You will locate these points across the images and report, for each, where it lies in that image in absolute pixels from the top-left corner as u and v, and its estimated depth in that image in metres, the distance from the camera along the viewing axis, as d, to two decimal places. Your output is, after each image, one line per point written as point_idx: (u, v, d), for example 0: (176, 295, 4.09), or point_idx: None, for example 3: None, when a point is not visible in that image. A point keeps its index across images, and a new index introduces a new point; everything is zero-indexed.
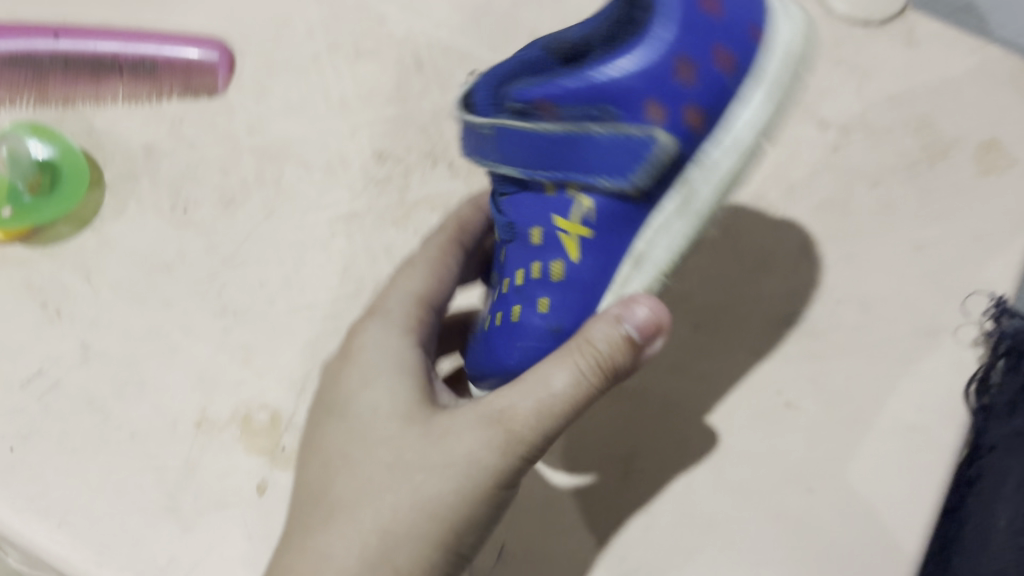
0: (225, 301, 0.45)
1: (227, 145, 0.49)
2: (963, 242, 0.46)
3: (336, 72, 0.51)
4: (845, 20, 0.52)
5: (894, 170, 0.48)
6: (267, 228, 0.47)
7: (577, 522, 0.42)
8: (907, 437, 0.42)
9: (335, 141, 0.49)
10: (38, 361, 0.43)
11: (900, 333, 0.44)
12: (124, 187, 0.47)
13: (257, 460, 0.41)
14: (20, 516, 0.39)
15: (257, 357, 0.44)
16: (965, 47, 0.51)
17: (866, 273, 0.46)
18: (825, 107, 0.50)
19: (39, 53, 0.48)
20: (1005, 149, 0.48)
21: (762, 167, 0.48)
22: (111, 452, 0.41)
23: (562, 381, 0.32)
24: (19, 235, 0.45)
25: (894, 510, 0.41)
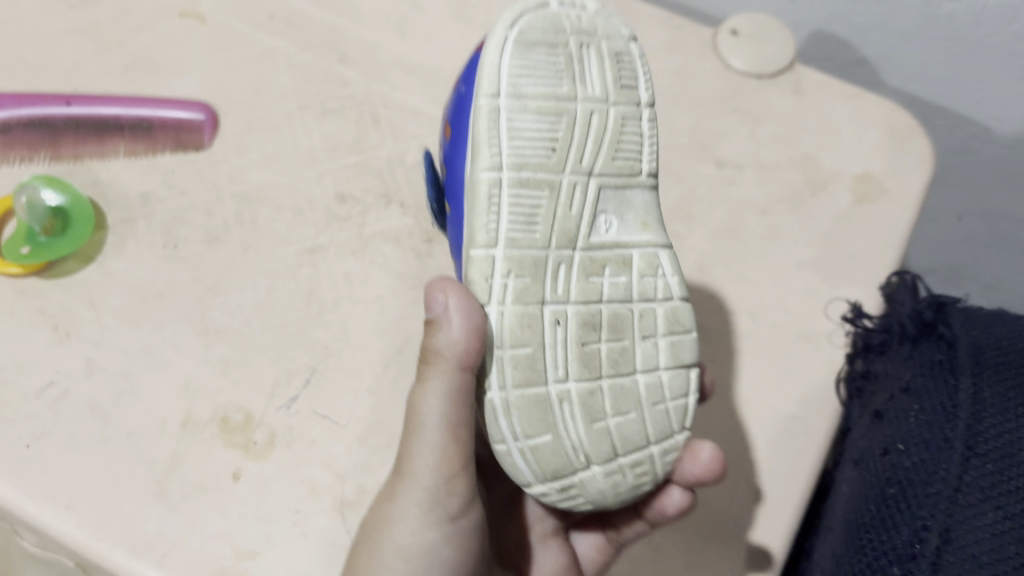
0: (207, 321, 0.53)
1: (212, 191, 0.57)
2: (838, 261, 0.54)
3: (305, 128, 0.59)
4: (742, 76, 0.60)
5: (779, 201, 0.56)
6: (245, 260, 0.55)
7: (493, 498, 0.48)
8: (786, 423, 0.49)
9: (303, 186, 0.57)
10: (49, 375, 0.51)
11: (783, 337, 0.52)
12: (123, 228, 0.56)
13: (233, 453, 0.49)
14: (34, 501, 0.47)
15: (233, 367, 0.52)
16: (843, 95, 0.59)
17: (753, 288, 0.53)
18: (723, 147, 0.58)
19: (53, 117, 0.58)
20: (876, 181, 0.56)
21: (667, 198, 0.56)
22: (110, 449, 0.49)
23: (434, 403, 0.37)
24: (35, 270, 0.54)
25: (774, 483, 0.48)
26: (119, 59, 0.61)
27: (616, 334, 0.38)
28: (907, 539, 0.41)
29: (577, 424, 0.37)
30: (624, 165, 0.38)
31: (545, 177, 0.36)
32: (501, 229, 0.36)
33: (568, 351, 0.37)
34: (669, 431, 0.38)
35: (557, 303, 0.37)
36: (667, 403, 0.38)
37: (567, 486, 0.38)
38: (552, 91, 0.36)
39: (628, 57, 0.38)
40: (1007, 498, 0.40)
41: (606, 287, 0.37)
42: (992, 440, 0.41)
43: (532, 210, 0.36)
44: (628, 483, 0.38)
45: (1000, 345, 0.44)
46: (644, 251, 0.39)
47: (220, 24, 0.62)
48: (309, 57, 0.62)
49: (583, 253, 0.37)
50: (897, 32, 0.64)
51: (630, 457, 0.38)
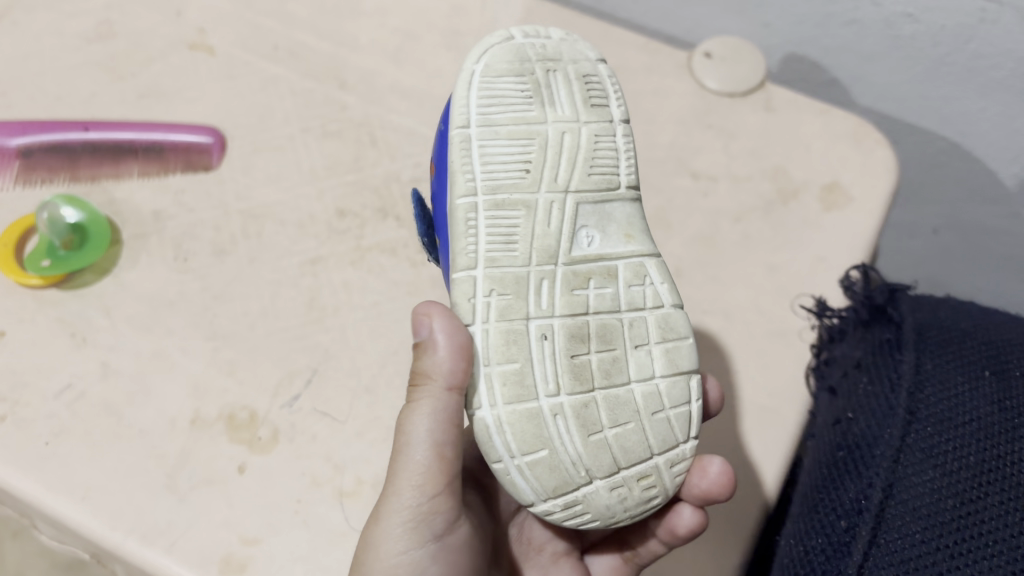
0: (215, 327, 0.56)
1: (219, 208, 0.61)
2: (807, 264, 0.57)
3: (306, 149, 0.63)
4: (715, 95, 0.64)
5: (751, 209, 0.60)
6: (250, 270, 0.59)
7: None
8: (758, 414, 0.52)
9: (305, 203, 0.61)
10: (67, 378, 0.54)
11: (755, 334, 0.55)
12: (137, 243, 0.59)
13: (239, 448, 0.52)
14: (52, 493, 0.50)
15: (239, 368, 0.55)
16: (811, 111, 0.63)
17: (727, 289, 0.57)
18: (698, 161, 0.61)
19: (72, 142, 0.62)
20: (843, 189, 0.60)
21: (645, 209, 0.60)
22: (123, 445, 0.52)
23: (422, 425, 0.38)
24: (54, 282, 0.57)
25: (749, 470, 0.50)
26: (133, 88, 0.65)
27: (607, 344, 0.39)
28: (853, 496, 0.42)
29: (573, 437, 0.37)
30: (601, 179, 0.40)
31: (523, 197, 0.38)
32: (483, 250, 0.38)
33: (560, 364, 0.37)
34: (671, 440, 0.39)
35: (544, 318, 0.38)
36: (666, 411, 0.39)
37: (571, 505, 0.38)
38: (520, 116, 0.39)
39: (595, 77, 0.42)
40: (946, 456, 0.41)
41: (591, 298, 0.39)
42: (933, 405, 0.43)
43: (510, 231, 0.38)
44: (635, 497, 0.38)
45: (944, 325, 0.47)
46: (629, 262, 0.40)
47: (227, 55, 0.67)
48: (310, 84, 0.66)
49: (566, 268, 0.39)
50: (863, 53, 0.68)
51: (633, 470, 0.38)
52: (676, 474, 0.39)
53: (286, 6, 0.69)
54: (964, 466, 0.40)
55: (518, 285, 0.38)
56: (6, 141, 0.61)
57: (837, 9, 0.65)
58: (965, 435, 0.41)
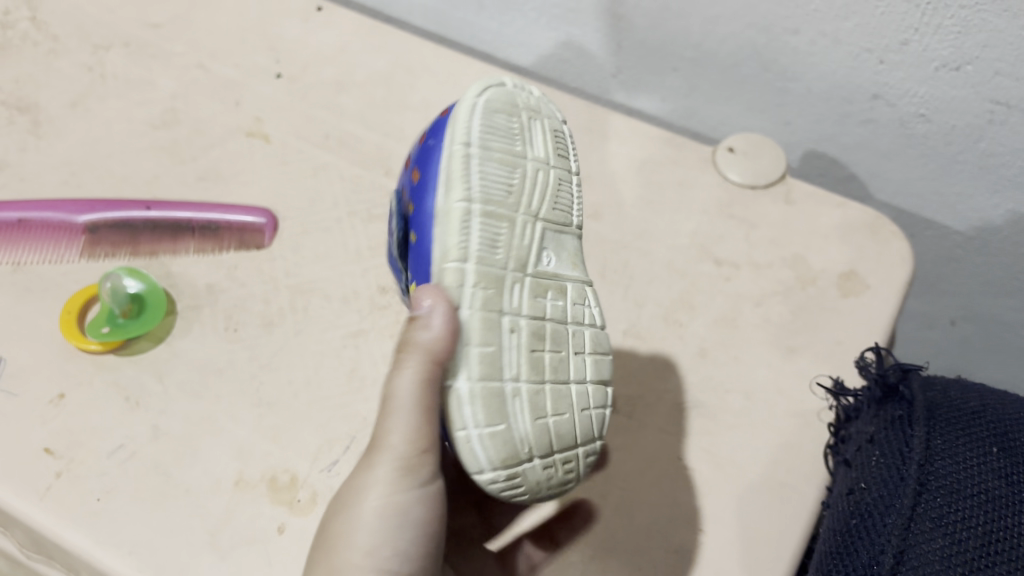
0: (260, 395, 0.59)
1: (269, 283, 0.65)
2: (825, 347, 0.60)
3: (352, 230, 0.67)
4: (738, 187, 0.68)
5: (772, 294, 0.63)
6: (297, 342, 0.62)
7: None
8: (779, 491, 0.54)
9: (349, 280, 0.65)
10: (120, 438, 0.57)
11: (775, 413, 0.57)
12: (191, 314, 0.63)
13: (279, 508, 0.55)
14: (100, 547, 0.53)
15: (283, 433, 0.58)
16: (830, 205, 0.67)
17: (749, 370, 0.59)
18: (720, 248, 0.65)
19: (134, 219, 0.66)
20: (860, 278, 0.63)
21: (671, 292, 0.63)
22: (171, 503, 0.55)
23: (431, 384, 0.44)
24: (112, 348, 0.61)
25: (768, 545, 0.52)
26: (192, 170, 0.70)
27: (556, 345, 0.44)
28: (866, 560, 0.45)
29: (524, 417, 0.42)
30: (559, 212, 0.45)
31: (505, 212, 0.43)
32: (472, 248, 0.41)
33: (523, 356, 0.42)
34: (592, 435, 0.45)
35: (513, 315, 0.42)
36: (590, 409, 0.45)
37: (512, 475, 0.42)
38: (507, 147, 0.44)
39: (562, 134, 0.47)
40: (955, 525, 0.44)
41: (548, 306, 0.44)
42: (943, 477, 0.46)
43: (495, 236, 0.42)
44: (558, 478, 0.44)
45: (953, 402, 0.49)
46: (575, 285, 0.46)
47: (281, 143, 0.72)
48: (357, 170, 0.71)
49: (532, 278, 0.43)
50: (879, 150, 0.71)
51: (561, 455, 0.44)
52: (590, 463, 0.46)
53: (337, 100, 0.74)
54: (972, 536, 0.44)
55: (497, 284, 0.42)
56: (75, 217, 0.66)
57: (854, 109, 0.69)
58: (974, 506, 0.45)
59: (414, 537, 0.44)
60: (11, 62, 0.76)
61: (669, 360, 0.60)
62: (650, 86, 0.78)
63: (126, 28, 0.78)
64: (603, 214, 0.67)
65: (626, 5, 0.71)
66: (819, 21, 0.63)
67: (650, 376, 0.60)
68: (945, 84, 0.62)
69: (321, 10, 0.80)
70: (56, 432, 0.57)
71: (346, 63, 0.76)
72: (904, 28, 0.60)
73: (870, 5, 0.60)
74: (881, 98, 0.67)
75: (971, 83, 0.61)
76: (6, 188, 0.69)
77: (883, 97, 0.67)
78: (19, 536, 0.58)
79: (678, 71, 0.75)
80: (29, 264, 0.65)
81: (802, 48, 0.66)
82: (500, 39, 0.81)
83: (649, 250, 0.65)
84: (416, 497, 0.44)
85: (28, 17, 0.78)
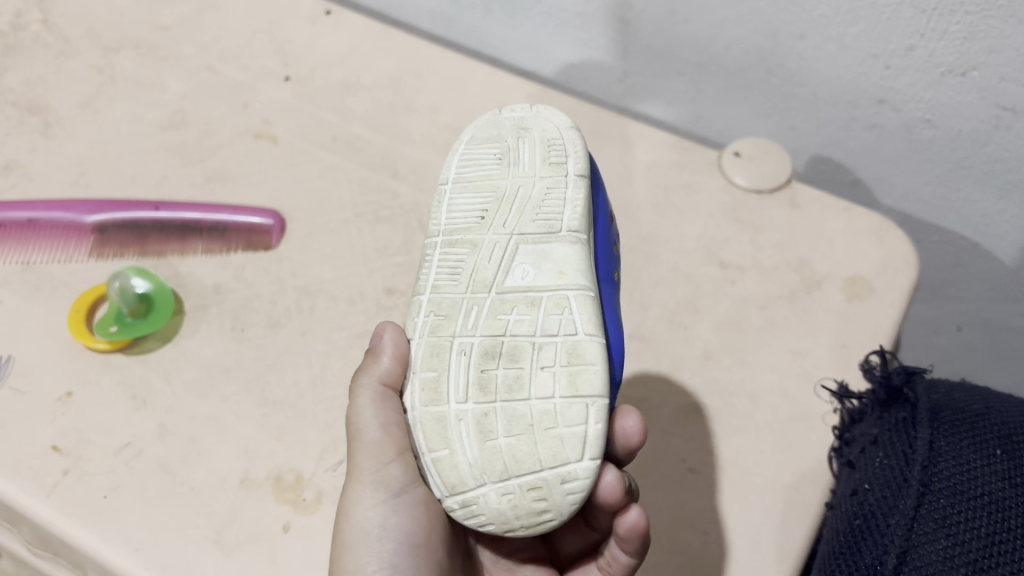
0: (267, 395, 0.60)
1: (276, 284, 0.65)
2: (829, 350, 0.60)
3: (359, 231, 0.68)
4: (743, 191, 0.68)
5: (778, 297, 0.63)
6: (303, 343, 0.62)
7: None
8: (783, 493, 0.54)
9: (356, 281, 0.66)
10: (127, 437, 0.58)
11: (779, 416, 0.57)
12: (198, 314, 0.64)
13: (284, 508, 0.55)
14: (106, 544, 0.53)
15: (289, 433, 0.58)
16: (835, 209, 0.67)
17: (753, 373, 0.59)
18: (725, 252, 0.65)
19: (142, 220, 0.67)
20: (866, 282, 0.63)
21: (676, 295, 0.63)
22: (176, 501, 0.55)
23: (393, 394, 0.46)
24: (119, 347, 0.61)
25: (771, 547, 0.52)
26: (201, 171, 0.71)
27: (513, 361, 0.43)
28: (869, 561, 0.45)
29: (470, 441, 0.42)
30: (543, 224, 0.46)
31: (470, 238, 0.47)
32: (432, 280, 0.46)
33: (469, 376, 0.43)
34: (562, 457, 0.41)
35: (467, 336, 0.44)
36: (559, 427, 0.41)
37: (469, 501, 0.42)
38: (487, 175, 0.48)
39: (559, 140, 0.49)
40: (958, 526, 0.44)
41: (511, 323, 0.44)
42: (947, 479, 0.46)
43: (455, 264, 0.46)
44: (524, 505, 0.41)
45: (957, 403, 0.49)
46: (553, 295, 0.44)
47: (289, 145, 0.72)
48: (364, 172, 0.71)
49: (497, 296, 0.45)
50: (885, 155, 0.71)
51: (523, 480, 0.41)
52: (567, 492, 0.41)
53: (345, 103, 0.75)
54: (975, 537, 0.44)
55: (455, 308, 0.45)
56: (83, 218, 0.66)
57: (860, 114, 0.69)
58: (977, 507, 0.45)
59: (404, 548, 0.44)
60: (22, 63, 0.76)
61: (673, 362, 0.60)
62: (657, 91, 0.78)
63: (135, 30, 0.79)
64: None
65: (633, 9, 0.71)
66: (825, 26, 0.64)
67: (655, 378, 0.60)
68: (951, 89, 0.62)
69: (330, 13, 0.80)
70: (63, 430, 0.58)
71: (354, 66, 0.77)
72: (910, 33, 0.60)
73: (875, 10, 0.60)
74: (887, 103, 0.67)
75: (977, 88, 0.61)
76: (16, 189, 0.69)
77: (888, 102, 0.67)
78: (26, 533, 0.58)
79: (684, 76, 0.75)
80: (37, 264, 0.65)
81: (808, 53, 0.67)
82: (508, 43, 0.82)
83: (654, 254, 0.65)
84: (394, 509, 0.45)
85: (39, 19, 0.79)
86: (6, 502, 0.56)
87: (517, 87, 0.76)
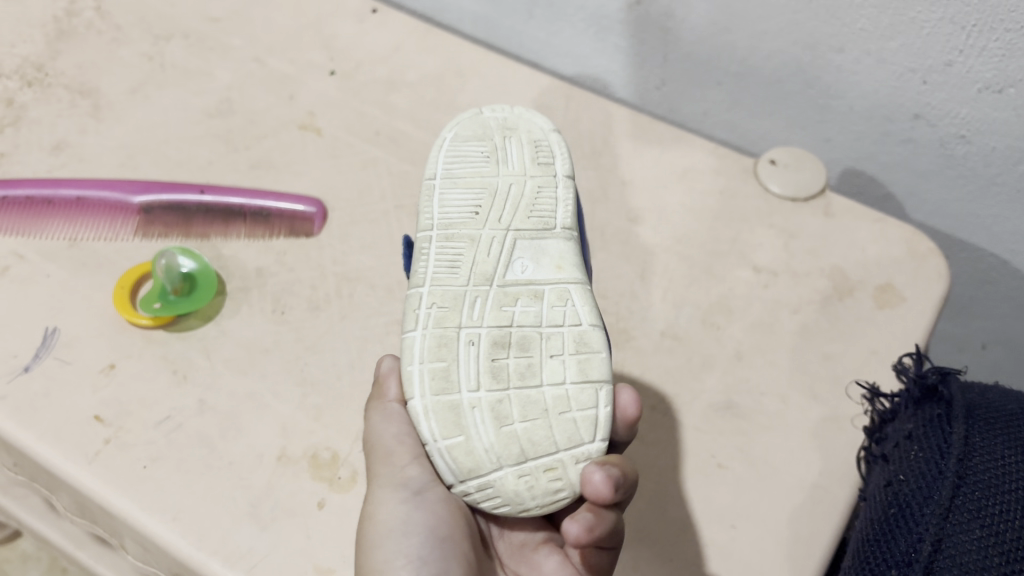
0: (305, 374, 0.61)
1: (317, 270, 0.67)
2: (860, 355, 0.61)
3: (398, 223, 0.69)
4: (778, 198, 0.69)
5: (809, 302, 0.64)
6: (340, 327, 0.64)
7: None
8: (812, 492, 0.55)
9: (395, 269, 0.67)
10: (167, 411, 0.59)
11: (809, 416, 0.58)
12: (241, 296, 0.65)
13: (319, 485, 0.57)
14: (145, 511, 0.54)
15: (325, 412, 0.60)
16: (868, 219, 0.68)
17: (784, 373, 0.60)
18: (759, 256, 0.66)
19: (187, 202, 0.68)
20: (897, 291, 0.64)
21: (709, 296, 0.64)
22: (214, 473, 0.56)
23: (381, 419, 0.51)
24: (162, 324, 0.62)
25: (798, 544, 0.53)
26: (246, 159, 0.72)
27: (524, 350, 0.46)
28: (904, 548, 0.47)
29: (561, 423, 0.44)
30: (538, 221, 0.50)
31: (468, 232, 0.49)
32: (430, 273, 0.48)
33: (481, 365, 0.45)
34: (577, 439, 0.44)
35: (473, 327, 0.46)
36: (573, 412, 0.44)
37: (483, 485, 0.44)
38: (476, 170, 0.52)
39: (544, 141, 0.54)
40: (992, 517, 0.47)
41: (516, 314, 0.47)
42: (981, 472, 0.48)
43: (454, 256, 0.49)
44: (541, 486, 0.44)
45: (991, 404, 0.52)
46: (555, 286, 0.48)
47: (332, 137, 0.74)
48: (405, 166, 0.73)
49: (498, 289, 0.47)
50: (918, 170, 0.72)
51: (540, 462, 0.44)
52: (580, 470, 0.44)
53: (388, 98, 0.76)
54: (1010, 528, 0.46)
55: (448, 353, 0.46)
56: (129, 198, 0.68)
57: (895, 128, 0.70)
58: (1009, 501, 0.47)
59: (430, 541, 0.46)
60: (74, 48, 0.78)
61: (705, 361, 0.61)
62: (694, 99, 0.80)
63: (186, 21, 0.81)
64: (645, 218, 0.69)
65: (674, 18, 0.73)
66: (864, 40, 0.65)
67: (686, 374, 0.61)
68: (987, 106, 0.63)
69: (376, 12, 0.82)
70: (106, 401, 0.59)
71: (397, 63, 0.79)
72: (948, 48, 0.61)
73: (916, 25, 0.61)
74: (922, 118, 0.68)
75: (1014, 105, 0.62)
76: (66, 167, 0.71)
77: (924, 117, 0.68)
78: (65, 499, 0.60)
79: (721, 85, 0.77)
80: (84, 240, 0.66)
81: (846, 66, 0.68)
82: (548, 48, 0.83)
83: (687, 254, 0.66)
84: (418, 506, 0.47)
85: (92, 7, 0.81)
86: (49, 468, 0.57)
87: (557, 90, 0.77)
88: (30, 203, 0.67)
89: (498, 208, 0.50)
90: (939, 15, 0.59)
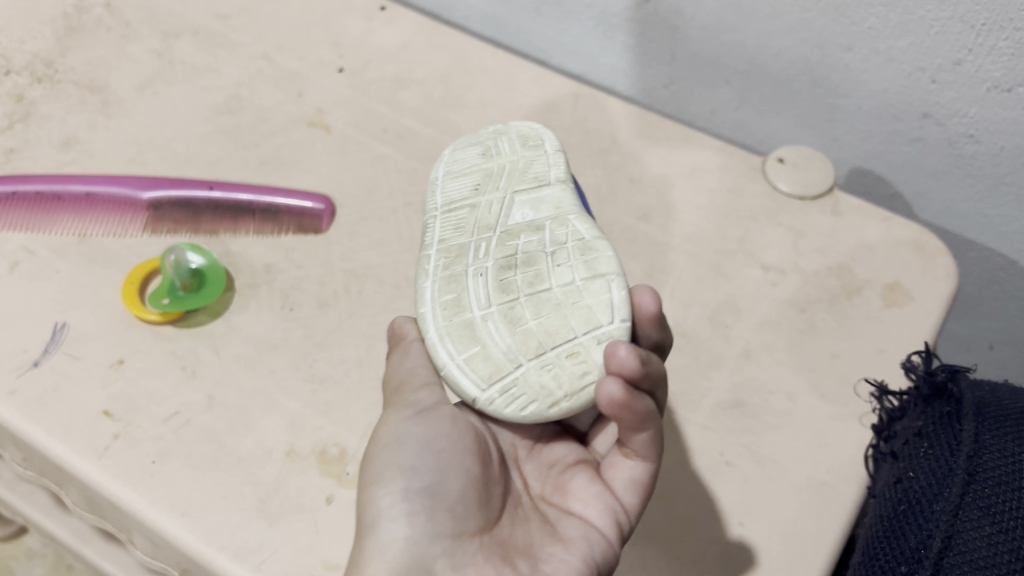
0: (313, 371, 0.61)
1: (326, 267, 0.67)
2: (868, 354, 0.61)
3: (407, 220, 0.69)
4: (786, 197, 0.69)
5: (817, 301, 0.64)
6: (348, 324, 0.64)
7: None
8: (819, 490, 0.55)
9: (403, 266, 0.67)
10: (176, 406, 0.59)
11: (817, 415, 0.58)
12: (249, 292, 0.65)
13: (328, 481, 0.57)
14: (154, 506, 0.55)
15: (333, 408, 0.60)
16: (876, 218, 0.68)
17: (791, 372, 0.60)
18: (768, 255, 0.66)
19: (196, 198, 0.69)
20: (905, 290, 0.64)
21: (717, 294, 0.64)
22: (223, 469, 0.56)
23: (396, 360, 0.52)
24: (171, 319, 0.63)
25: (806, 541, 0.53)
26: (255, 156, 0.72)
27: (529, 267, 0.48)
28: (914, 544, 0.50)
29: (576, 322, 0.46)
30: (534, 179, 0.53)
31: (467, 201, 0.52)
32: (436, 236, 0.51)
33: (491, 287, 0.48)
34: (595, 322, 0.46)
35: (480, 264, 0.49)
36: (587, 300, 0.46)
37: (507, 386, 0.45)
38: (471, 162, 0.55)
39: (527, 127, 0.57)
40: (1001, 514, 0.49)
41: (520, 246, 0.49)
42: (991, 469, 0.50)
43: (458, 219, 0.52)
44: (566, 372, 0.45)
45: (1000, 402, 0.53)
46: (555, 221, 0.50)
47: (341, 134, 0.74)
48: (414, 163, 0.73)
49: (502, 231, 0.50)
50: (926, 169, 0.72)
51: (560, 349, 0.45)
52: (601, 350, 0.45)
53: (396, 95, 0.77)
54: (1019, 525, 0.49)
55: (458, 286, 0.48)
56: (138, 194, 0.68)
57: (903, 127, 0.70)
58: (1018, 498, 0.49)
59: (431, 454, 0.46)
60: (84, 45, 0.78)
61: (713, 359, 0.61)
62: (702, 97, 0.80)
63: (195, 17, 0.81)
64: (652, 217, 0.69)
65: (683, 16, 0.73)
66: (873, 39, 0.65)
67: (694, 372, 0.61)
68: (996, 106, 0.64)
69: (384, 9, 0.83)
70: (115, 396, 0.59)
71: (405, 60, 0.79)
72: (957, 48, 0.61)
73: (925, 24, 0.61)
74: (931, 117, 0.68)
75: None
76: (75, 163, 0.71)
77: (932, 116, 0.67)
78: (74, 494, 0.60)
79: (730, 84, 0.77)
80: (93, 236, 0.67)
81: (855, 65, 0.68)
82: (556, 47, 0.83)
83: (695, 253, 0.66)
84: (419, 423, 0.48)
85: (102, 4, 0.81)
86: (58, 463, 0.57)
87: (565, 88, 0.77)
88: (40, 199, 0.68)
89: (491, 174, 0.53)
90: (948, 14, 0.59)
